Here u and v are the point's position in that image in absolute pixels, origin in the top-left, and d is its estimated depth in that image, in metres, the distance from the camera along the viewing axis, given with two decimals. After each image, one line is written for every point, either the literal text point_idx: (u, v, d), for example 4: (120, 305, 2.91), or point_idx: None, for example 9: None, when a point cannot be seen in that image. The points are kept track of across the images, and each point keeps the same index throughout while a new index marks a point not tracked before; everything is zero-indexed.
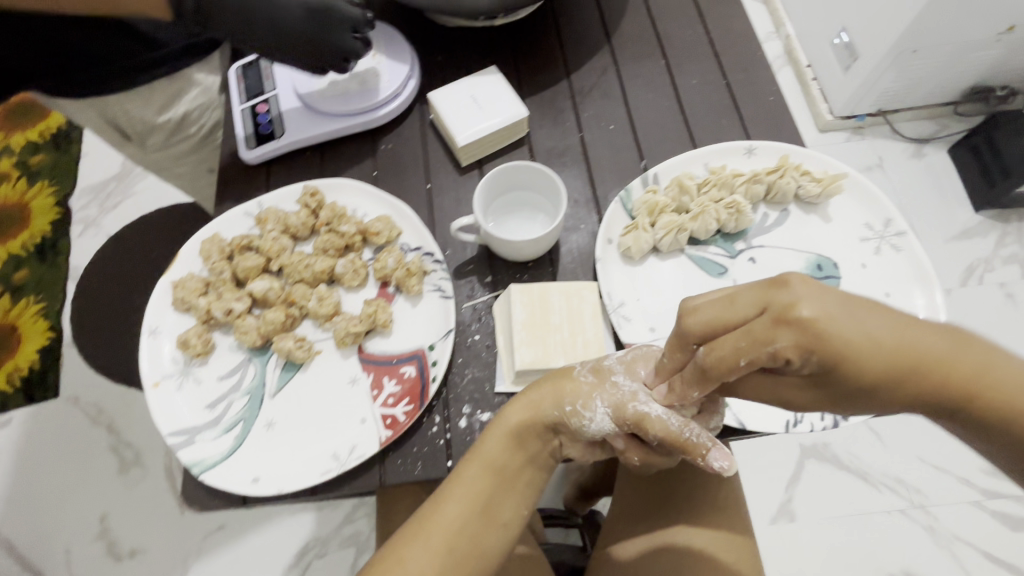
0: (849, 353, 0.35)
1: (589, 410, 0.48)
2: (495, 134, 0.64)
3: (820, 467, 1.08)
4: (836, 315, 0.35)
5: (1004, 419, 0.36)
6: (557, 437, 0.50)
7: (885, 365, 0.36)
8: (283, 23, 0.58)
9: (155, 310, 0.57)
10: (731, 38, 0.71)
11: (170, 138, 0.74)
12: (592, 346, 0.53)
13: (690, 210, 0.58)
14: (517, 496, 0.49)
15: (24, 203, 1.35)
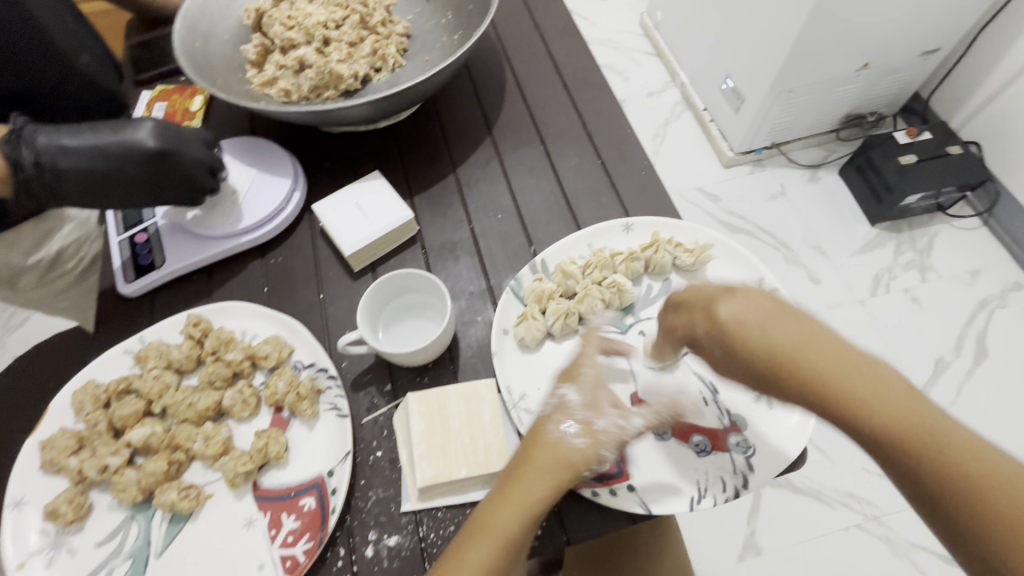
0: (796, 359, 0.37)
1: (572, 433, 0.45)
2: (383, 238, 0.64)
3: (776, 493, 1.10)
4: (749, 321, 0.39)
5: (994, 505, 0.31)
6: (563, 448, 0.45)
7: (810, 350, 0.37)
8: (142, 167, 0.57)
9: (20, 479, 0.52)
10: (606, 117, 0.76)
11: (44, 276, 0.69)
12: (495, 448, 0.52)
13: (577, 292, 0.60)
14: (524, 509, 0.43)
15: None
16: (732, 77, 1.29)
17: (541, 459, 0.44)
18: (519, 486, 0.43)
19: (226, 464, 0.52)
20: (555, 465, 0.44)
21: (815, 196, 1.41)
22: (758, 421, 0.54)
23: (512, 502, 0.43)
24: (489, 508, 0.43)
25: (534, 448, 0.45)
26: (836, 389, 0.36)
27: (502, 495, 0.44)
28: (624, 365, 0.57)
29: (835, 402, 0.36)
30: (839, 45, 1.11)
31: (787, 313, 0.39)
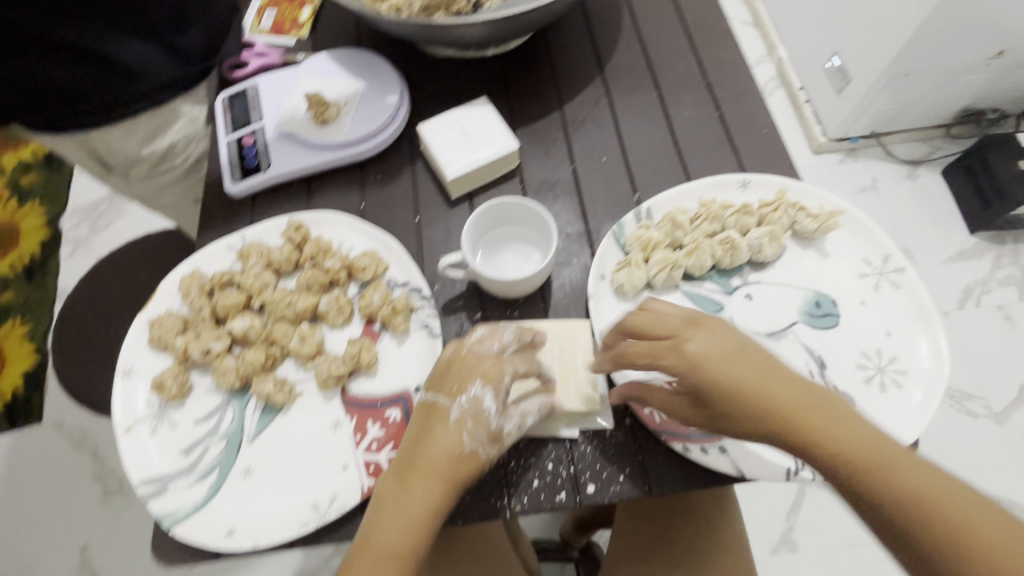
0: (760, 399, 0.41)
1: (474, 435, 0.45)
2: (485, 167, 0.62)
3: (820, 497, 1.06)
4: (718, 355, 0.42)
5: (949, 523, 0.35)
6: (474, 448, 0.45)
7: (778, 386, 0.41)
8: None
9: (130, 351, 0.55)
10: (725, 70, 0.70)
11: (155, 168, 0.71)
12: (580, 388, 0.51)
13: (685, 245, 0.56)
14: (439, 492, 0.43)
15: None
16: (840, 55, 1.18)
17: (440, 462, 0.44)
18: (423, 471, 0.44)
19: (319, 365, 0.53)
20: (456, 470, 0.44)
21: (912, 194, 1.30)
22: (867, 402, 0.50)
23: (409, 512, 0.43)
24: (382, 522, 0.43)
25: (430, 453, 0.44)
26: (806, 429, 0.39)
27: (396, 505, 0.43)
28: None
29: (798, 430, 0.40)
30: (977, 27, 0.99)
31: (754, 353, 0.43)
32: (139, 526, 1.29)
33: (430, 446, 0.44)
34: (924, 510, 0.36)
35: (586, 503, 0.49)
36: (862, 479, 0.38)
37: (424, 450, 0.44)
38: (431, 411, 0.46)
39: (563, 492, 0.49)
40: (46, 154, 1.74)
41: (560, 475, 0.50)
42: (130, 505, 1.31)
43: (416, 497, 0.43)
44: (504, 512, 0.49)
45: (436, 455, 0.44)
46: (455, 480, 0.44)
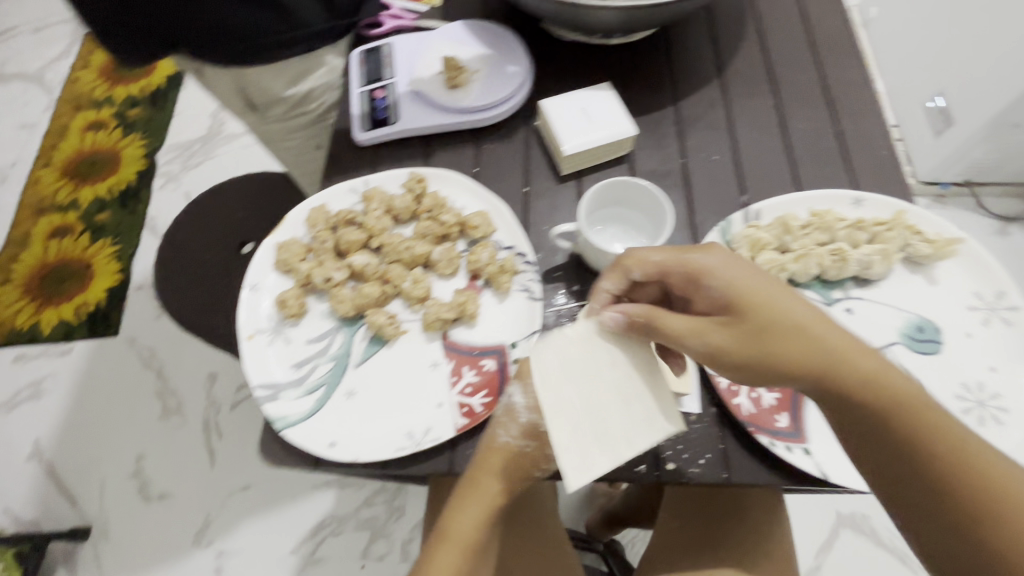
0: (785, 313, 0.41)
1: (509, 431, 0.49)
2: (600, 149, 0.64)
3: (856, 539, 1.04)
4: (743, 273, 0.43)
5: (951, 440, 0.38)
6: (510, 446, 0.49)
7: (802, 305, 0.42)
8: None
9: (258, 269, 0.59)
10: (848, 89, 0.70)
11: (289, 112, 0.77)
12: (572, 354, 0.46)
13: (792, 250, 0.57)
14: (483, 499, 0.49)
15: (88, 261, 1.60)
16: (944, 96, 1.15)
17: (503, 466, 0.49)
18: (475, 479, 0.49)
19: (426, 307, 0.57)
20: (516, 475, 0.49)
21: (1001, 251, 1.25)
22: None
23: (477, 507, 0.49)
24: (456, 514, 0.49)
25: (494, 456, 0.49)
26: (834, 349, 0.40)
27: (468, 500, 0.49)
28: None
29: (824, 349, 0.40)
30: None
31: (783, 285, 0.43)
32: (190, 446, 1.38)
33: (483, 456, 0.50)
34: (936, 430, 0.39)
35: (665, 479, 0.51)
36: (878, 400, 0.40)
37: (491, 454, 0.49)
38: (493, 419, 0.51)
39: (643, 464, 0.51)
40: (153, 92, 1.88)
41: (642, 448, 0.52)
42: (185, 425, 1.40)
43: (467, 509, 0.49)
44: None
45: (500, 461, 0.49)
46: (514, 481, 0.49)
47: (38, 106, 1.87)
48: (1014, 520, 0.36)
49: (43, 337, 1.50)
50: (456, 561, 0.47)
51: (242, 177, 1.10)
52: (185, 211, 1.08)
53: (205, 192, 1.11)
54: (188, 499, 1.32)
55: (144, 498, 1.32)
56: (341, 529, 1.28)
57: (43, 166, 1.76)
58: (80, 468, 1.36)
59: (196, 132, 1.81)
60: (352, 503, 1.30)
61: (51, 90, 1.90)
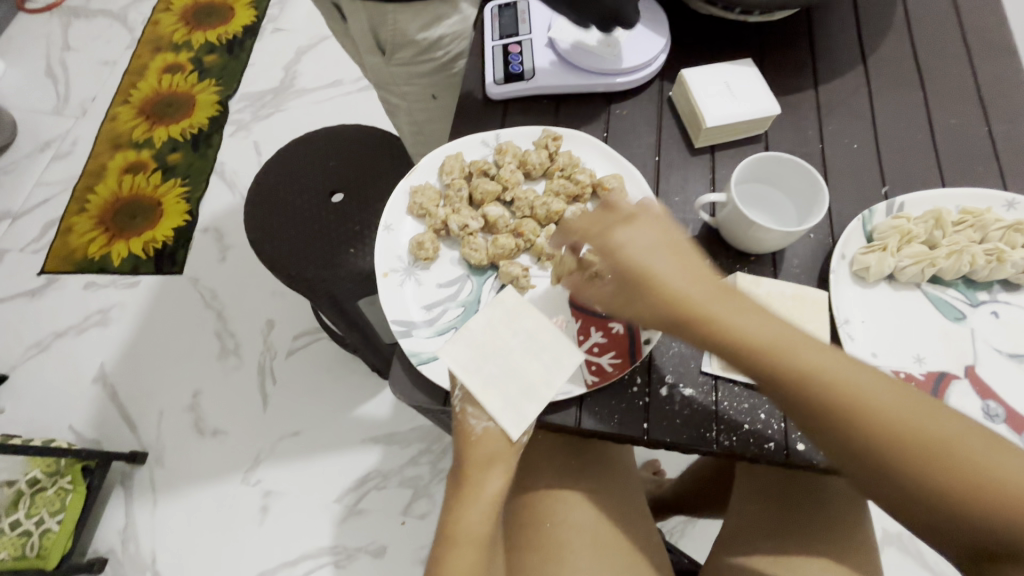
0: (675, 286, 0.44)
1: (479, 433, 0.50)
2: (740, 124, 0.63)
3: (907, 557, 1.02)
4: (644, 246, 0.46)
5: (845, 392, 0.41)
6: (483, 445, 0.50)
7: (692, 274, 0.45)
8: None
9: (393, 209, 0.60)
10: (998, 91, 0.67)
11: (416, 57, 0.75)
12: (517, 300, 0.53)
13: (942, 246, 0.55)
14: (482, 499, 0.51)
15: (159, 199, 1.64)
16: None
17: (489, 453, 0.51)
18: (470, 485, 0.51)
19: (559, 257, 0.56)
20: (503, 456, 0.51)
21: None
22: None
23: (478, 502, 0.50)
24: (459, 516, 0.50)
25: (477, 449, 0.51)
26: (724, 321, 0.43)
27: (466, 498, 0.51)
28: (965, 335, 0.54)
29: (713, 324, 0.43)
30: None
31: (670, 250, 0.46)
32: (246, 387, 1.42)
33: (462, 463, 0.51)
34: (830, 388, 0.41)
35: (793, 458, 0.50)
36: (771, 369, 0.42)
37: (474, 446, 0.50)
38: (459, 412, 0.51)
39: (772, 442, 0.51)
40: (229, 40, 1.90)
41: (771, 426, 0.51)
42: (240, 367, 1.44)
43: (473, 514, 0.50)
44: (712, 444, 0.51)
45: (485, 449, 0.50)
46: (504, 466, 0.52)
47: (119, 44, 1.92)
48: (914, 444, 0.39)
49: (113, 268, 1.55)
50: (473, 557, 0.48)
51: (331, 127, 1.11)
52: (281, 152, 1.10)
53: (296, 138, 1.12)
54: (239, 437, 1.36)
55: (198, 432, 1.37)
56: (385, 484, 1.31)
57: (121, 102, 1.80)
58: (141, 396, 1.41)
59: (268, 84, 1.83)
60: (397, 460, 1.33)
61: (132, 30, 1.94)
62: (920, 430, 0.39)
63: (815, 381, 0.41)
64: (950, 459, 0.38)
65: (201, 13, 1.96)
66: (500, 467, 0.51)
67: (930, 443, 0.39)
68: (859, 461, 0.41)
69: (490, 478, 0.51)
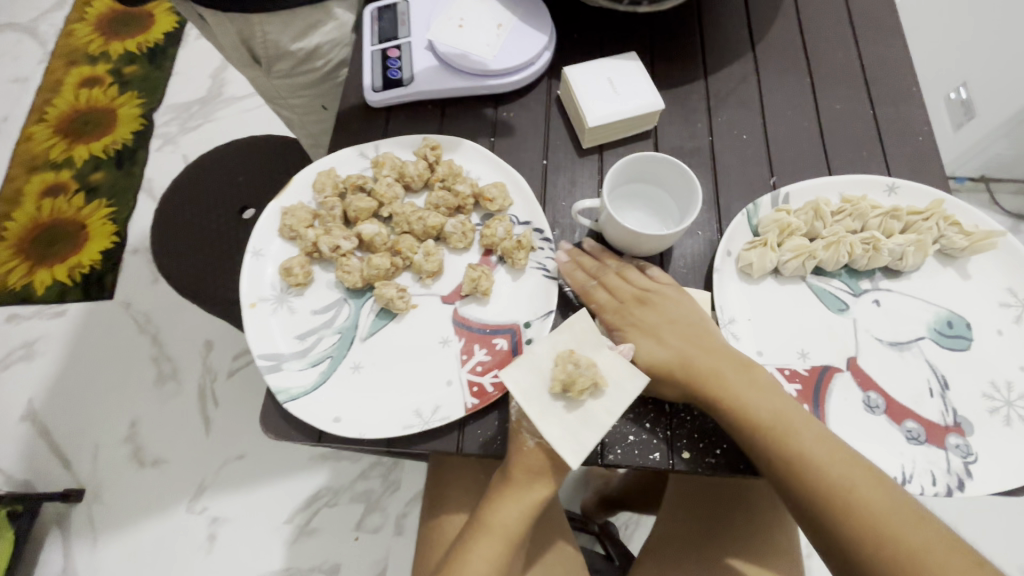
0: (672, 355, 0.50)
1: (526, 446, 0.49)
2: (625, 122, 0.61)
3: None
4: (657, 321, 0.52)
5: (810, 465, 0.45)
6: (532, 456, 0.49)
7: (699, 346, 0.50)
8: None
9: (261, 233, 0.57)
10: (885, 71, 0.67)
11: (296, 68, 0.72)
12: (530, 381, 0.47)
13: (823, 237, 0.55)
14: (516, 503, 0.50)
15: (81, 221, 1.52)
16: (967, 86, 1.18)
17: (536, 466, 0.49)
18: (512, 488, 0.50)
19: (577, 367, 0.46)
20: (551, 473, 0.50)
21: None
22: (988, 431, 0.49)
23: (517, 505, 0.50)
24: (495, 509, 0.50)
25: (525, 460, 0.49)
26: (717, 386, 0.48)
27: (504, 498, 0.50)
28: (848, 327, 0.53)
29: (705, 383, 0.49)
30: None
31: (687, 323, 0.52)
32: (186, 412, 1.32)
33: (510, 468, 0.50)
34: (799, 460, 0.45)
35: (679, 468, 0.49)
36: (751, 431, 0.46)
37: (522, 458, 0.49)
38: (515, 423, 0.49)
39: (657, 452, 0.50)
40: (151, 47, 1.78)
41: (657, 435, 0.50)
42: (179, 392, 1.34)
43: (507, 514, 0.50)
44: (598, 459, 0.50)
45: (530, 462, 0.49)
46: (552, 479, 0.50)
47: (30, 59, 1.78)
48: (861, 517, 0.43)
49: (37, 297, 1.43)
50: (498, 551, 0.49)
51: (241, 139, 1.06)
52: (190, 169, 1.04)
53: (202, 154, 1.06)
54: (182, 467, 1.27)
55: (138, 464, 1.28)
56: (336, 501, 1.25)
57: (35, 121, 1.67)
58: (72, 432, 1.31)
59: (194, 94, 1.74)
60: (348, 475, 1.26)
61: (44, 42, 1.80)
62: (873, 510, 0.42)
63: (802, 456, 0.45)
64: (887, 539, 0.41)
65: (117, 19, 1.84)
66: (544, 480, 0.50)
67: (871, 517, 0.42)
68: (810, 516, 0.45)
69: (532, 486, 0.50)
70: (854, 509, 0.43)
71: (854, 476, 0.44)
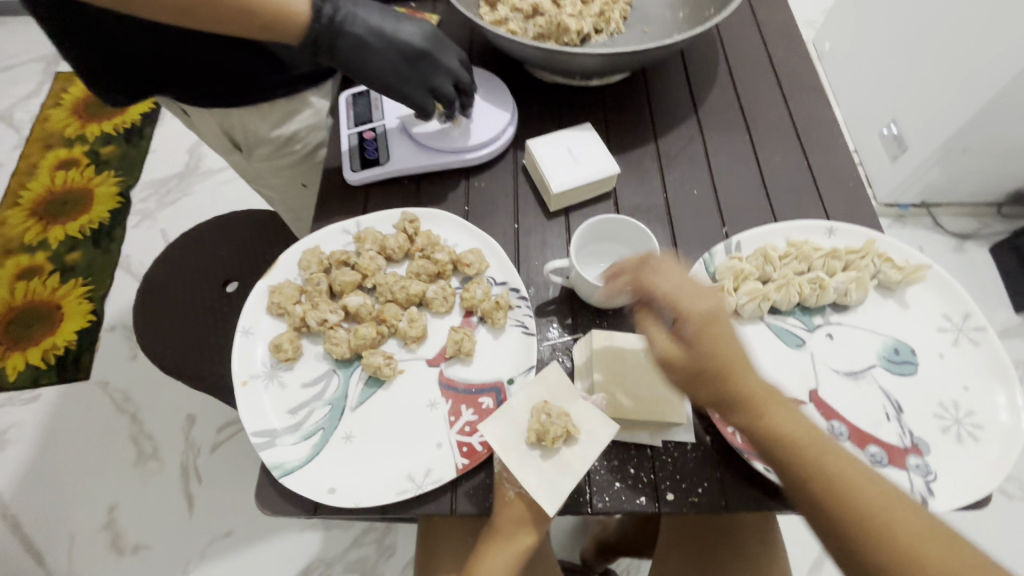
0: (724, 364, 0.44)
1: (508, 497, 0.51)
2: (587, 185, 0.67)
3: None
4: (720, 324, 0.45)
5: (850, 491, 0.40)
6: (515, 506, 0.50)
7: (746, 357, 0.44)
8: (403, 59, 0.64)
9: (251, 312, 0.60)
10: (815, 125, 0.75)
11: (275, 152, 0.77)
12: (507, 432, 0.50)
13: (775, 280, 0.60)
14: (501, 555, 0.51)
15: (58, 302, 1.51)
16: (897, 123, 1.32)
17: (519, 518, 0.50)
18: (498, 540, 0.51)
19: (549, 416, 0.49)
20: (534, 522, 0.51)
21: (961, 265, 1.38)
22: (945, 450, 0.52)
23: (502, 556, 0.51)
24: (483, 559, 0.52)
25: (509, 511, 0.50)
26: (749, 405, 0.43)
27: (491, 550, 0.51)
28: (806, 360, 0.57)
29: (738, 401, 0.43)
30: None
31: (726, 335, 0.45)
32: (167, 492, 1.28)
33: (494, 520, 0.51)
34: (838, 486, 0.40)
35: (665, 509, 0.51)
36: (785, 454, 0.42)
37: (506, 510, 0.50)
38: (497, 474, 0.51)
39: (643, 496, 0.52)
40: (128, 128, 1.83)
41: (641, 479, 0.53)
42: (160, 471, 1.30)
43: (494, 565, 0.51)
44: (587, 507, 0.52)
45: (513, 514, 0.50)
46: (536, 529, 0.51)
47: (6, 145, 1.80)
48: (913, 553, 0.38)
49: (9, 384, 1.39)
50: None
51: (222, 214, 1.09)
52: (173, 246, 1.06)
53: (185, 231, 1.09)
54: (164, 551, 1.22)
55: (116, 553, 1.21)
56: (329, 573, 1.20)
57: (10, 205, 1.67)
58: (42, 524, 1.24)
59: (172, 169, 1.78)
60: (340, 544, 1.22)
61: (20, 128, 1.83)
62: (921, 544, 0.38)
63: (840, 481, 0.40)
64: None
65: (95, 103, 1.89)
66: (530, 529, 0.51)
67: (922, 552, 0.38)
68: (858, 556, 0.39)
69: (517, 538, 0.51)
70: (903, 541, 0.38)
71: (894, 500, 0.40)
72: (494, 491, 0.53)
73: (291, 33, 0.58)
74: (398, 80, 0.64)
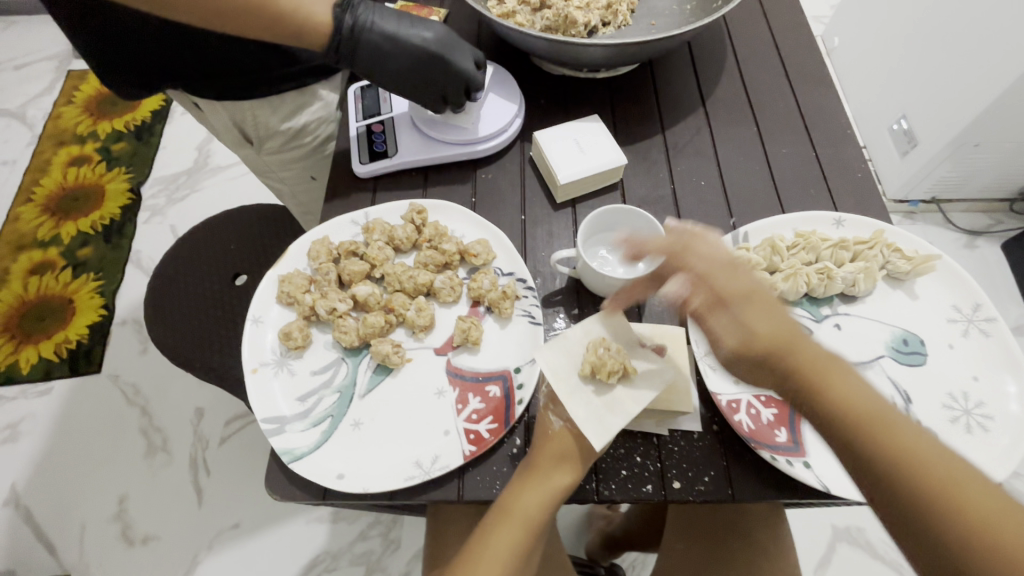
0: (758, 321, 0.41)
1: (552, 427, 0.52)
2: (595, 176, 0.67)
3: (852, 552, 1.04)
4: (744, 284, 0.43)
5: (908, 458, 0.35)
6: (560, 437, 0.51)
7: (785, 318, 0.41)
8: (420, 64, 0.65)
9: (261, 301, 0.60)
10: (823, 118, 0.74)
11: (285, 144, 0.78)
12: (560, 361, 0.51)
13: (782, 270, 0.60)
14: (537, 489, 0.50)
15: (70, 297, 1.53)
16: (907, 119, 1.31)
17: (562, 452, 0.50)
18: (537, 473, 0.50)
19: (607, 350, 0.50)
20: (575, 460, 0.50)
21: (971, 262, 1.36)
22: (954, 441, 0.52)
23: (539, 491, 0.50)
24: (516, 496, 0.50)
25: (552, 443, 0.51)
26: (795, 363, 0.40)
27: (528, 482, 0.50)
28: None
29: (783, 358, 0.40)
30: None
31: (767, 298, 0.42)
32: (176, 484, 1.29)
33: (535, 454, 0.51)
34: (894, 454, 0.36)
35: (671, 497, 0.52)
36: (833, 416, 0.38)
37: (548, 441, 0.51)
38: (544, 407, 0.54)
39: (649, 484, 0.52)
40: (138, 125, 1.85)
41: (647, 467, 0.53)
42: (170, 464, 1.31)
43: (528, 499, 0.50)
44: (592, 496, 0.52)
45: (557, 446, 0.51)
46: (576, 468, 0.50)
47: (18, 142, 1.82)
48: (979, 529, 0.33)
49: (22, 377, 1.41)
50: (515, 537, 0.49)
51: (231, 208, 1.10)
52: (183, 239, 1.07)
53: (195, 225, 1.10)
54: (173, 542, 1.23)
55: (126, 543, 1.23)
56: (335, 566, 1.21)
57: (23, 201, 1.70)
58: (54, 516, 1.26)
59: (181, 165, 1.79)
60: (346, 537, 1.23)
61: (32, 125, 1.86)
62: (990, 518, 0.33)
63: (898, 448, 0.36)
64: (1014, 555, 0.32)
65: (105, 101, 1.91)
66: (572, 466, 0.50)
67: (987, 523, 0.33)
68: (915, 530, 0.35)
69: (556, 474, 0.50)
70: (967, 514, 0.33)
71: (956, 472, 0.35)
72: (501, 479, 0.54)
73: (299, 26, 0.59)
74: (415, 85, 0.66)
